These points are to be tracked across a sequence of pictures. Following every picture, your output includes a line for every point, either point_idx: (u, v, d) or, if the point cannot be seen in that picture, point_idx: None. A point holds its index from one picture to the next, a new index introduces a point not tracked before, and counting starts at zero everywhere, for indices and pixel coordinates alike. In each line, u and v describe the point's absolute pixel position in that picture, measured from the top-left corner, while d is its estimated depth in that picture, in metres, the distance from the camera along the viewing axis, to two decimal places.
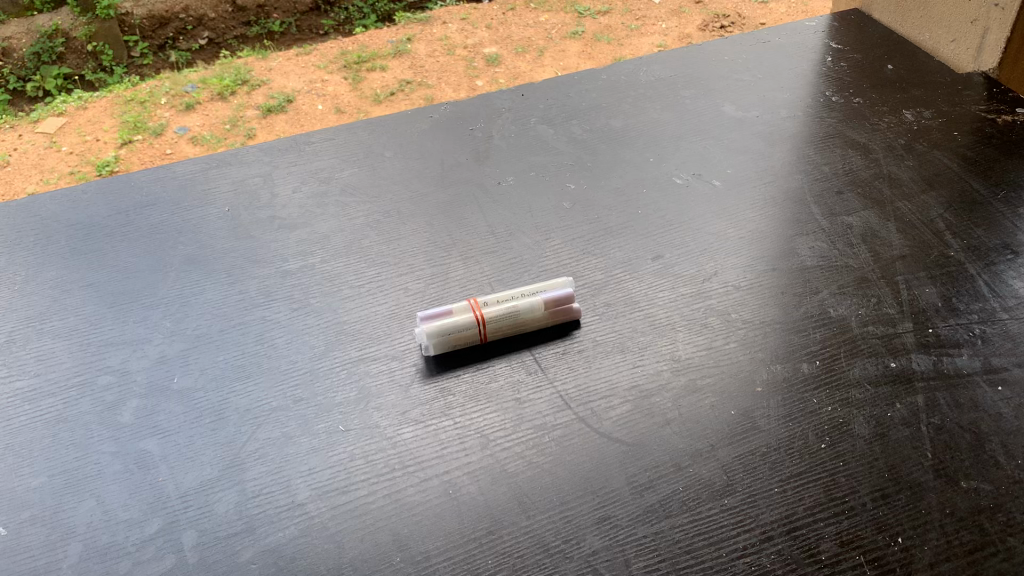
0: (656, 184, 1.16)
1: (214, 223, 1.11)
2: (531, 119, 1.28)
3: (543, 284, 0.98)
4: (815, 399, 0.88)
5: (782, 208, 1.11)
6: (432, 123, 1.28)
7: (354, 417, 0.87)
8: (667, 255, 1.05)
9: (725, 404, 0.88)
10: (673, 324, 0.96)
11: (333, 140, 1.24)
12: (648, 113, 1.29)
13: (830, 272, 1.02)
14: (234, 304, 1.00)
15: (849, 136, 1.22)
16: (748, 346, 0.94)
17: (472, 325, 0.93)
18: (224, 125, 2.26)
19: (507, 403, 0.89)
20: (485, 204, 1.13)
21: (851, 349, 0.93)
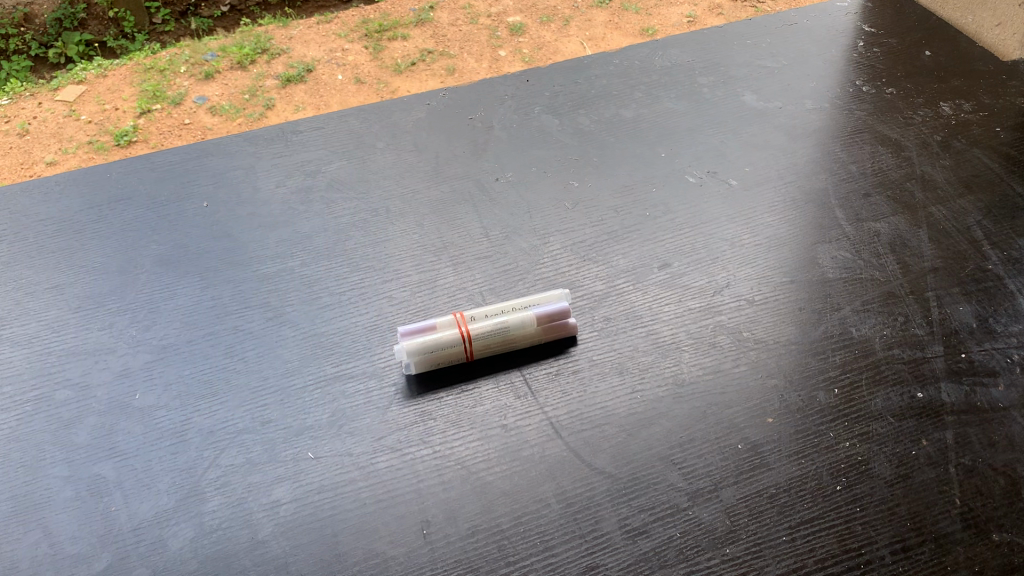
0: (667, 183, 1.07)
1: (191, 220, 1.04)
2: (535, 109, 1.19)
3: (537, 298, 0.90)
4: (832, 433, 0.80)
5: (804, 212, 1.02)
6: (429, 110, 1.19)
7: (325, 442, 0.80)
8: (675, 264, 0.96)
9: (731, 436, 0.80)
10: (677, 343, 0.88)
11: (323, 129, 1.16)
12: (663, 103, 1.20)
13: (854, 286, 0.93)
14: (205, 312, 0.93)
15: (881, 131, 1.12)
16: (760, 370, 0.85)
17: (458, 341, 0.85)
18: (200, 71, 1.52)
19: (492, 429, 0.81)
20: (481, 203, 1.05)
21: (874, 376, 0.84)
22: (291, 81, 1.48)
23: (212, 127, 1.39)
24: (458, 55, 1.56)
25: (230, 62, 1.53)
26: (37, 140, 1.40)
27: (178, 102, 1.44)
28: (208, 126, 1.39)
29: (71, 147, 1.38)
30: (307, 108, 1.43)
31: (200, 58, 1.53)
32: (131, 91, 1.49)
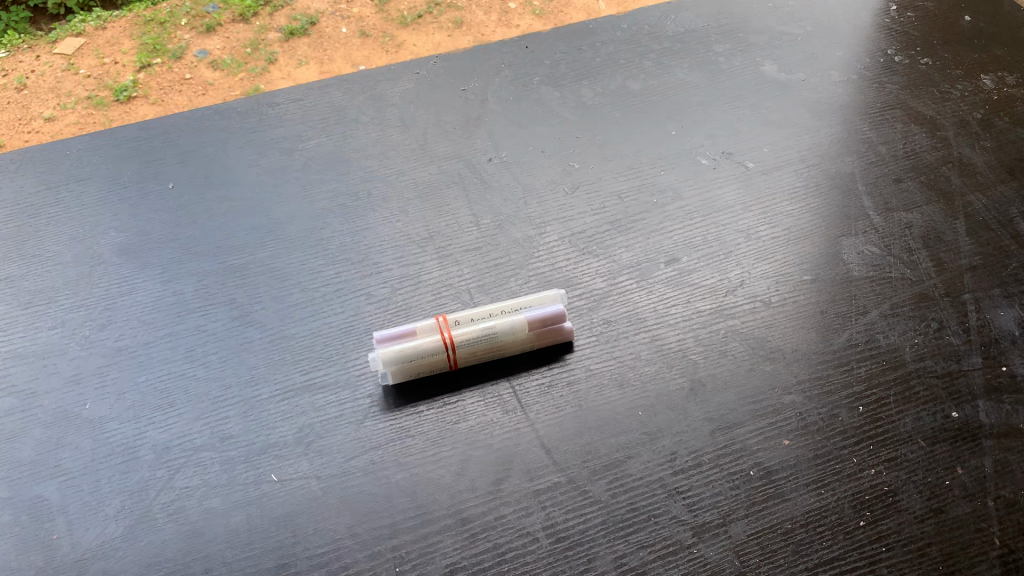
0: (677, 165, 0.97)
1: (154, 203, 0.95)
2: (534, 78, 1.09)
3: (529, 299, 0.81)
4: (856, 459, 0.71)
5: (827, 200, 0.92)
6: (418, 80, 1.09)
7: (290, 463, 0.73)
8: (683, 259, 0.87)
9: (743, 460, 0.72)
10: (684, 350, 0.80)
11: (302, 101, 1.06)
12: (675, 75, 1.09)
13: (882, 286, 0.84)
14: (165, 309, 0.85)
15: (914, 107, 1.02)
16: (776, 384, 0.77)
17: (440, 348, 0.77)
18: (203, 21, 1.37)
19: (476, 448, 0.73)
20: (473, 187, 0.95)
21: (903, 392, 0.75)
22: (294, 34, 1.35)
23: (214, 83, 1.27)
24: (466, 6, 1.41)
25: (233, 13, 1.38)
26: (34, 94, 1.27)
27: (179, 56, 1.31)
28: (210, 81, 1.27)
29: (70, 104, 1.25)
30: (309, 62, 1.30)
31: (201, 9, 1.39)
32: (130, 43, 1.34)
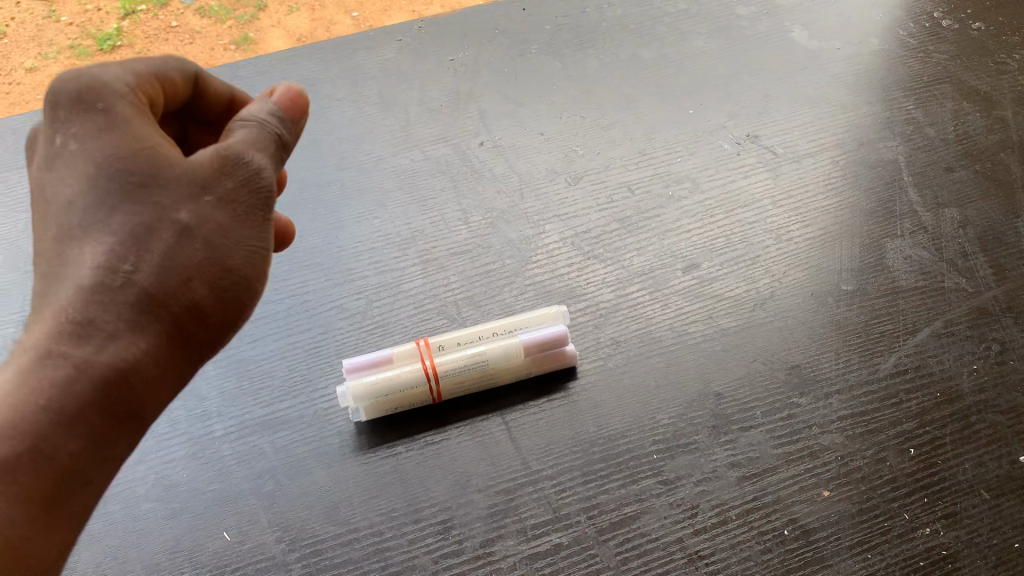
0: (696, 150, 0.85)
1: None
2: (533, 46, 0.96)
3: (526, 318, 0.70)
4: (907, 515, 0.61)
5: (868, 193, 0.80)
6: (401, 48, 0.96)
7: (246, 517, 0.62)
8: (704, 265, 0.76)
9: (776, 516, 0.61)
10: (706, 376, 0.68)
11: (268, 74, 0.93)
12: (691, 42, 0.96)
13: (933, 298, 0.72)
14: None
15: (966, 80, 0.89)
16: (812, 420, 0.66)
17: (422, 378, 0.66)
18: None
19: (462, 499, 0.63)
20: (463, 177, 0.83)
21: (961, 432, 0.65)
22: None
23: (202, 30, 1.19)
24: None
25: None
26: (14, 44, 1.17)
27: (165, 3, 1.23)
28: (197, 29, 1.19)
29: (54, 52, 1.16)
30: (302, 10, 1.25)
31: None
32: None
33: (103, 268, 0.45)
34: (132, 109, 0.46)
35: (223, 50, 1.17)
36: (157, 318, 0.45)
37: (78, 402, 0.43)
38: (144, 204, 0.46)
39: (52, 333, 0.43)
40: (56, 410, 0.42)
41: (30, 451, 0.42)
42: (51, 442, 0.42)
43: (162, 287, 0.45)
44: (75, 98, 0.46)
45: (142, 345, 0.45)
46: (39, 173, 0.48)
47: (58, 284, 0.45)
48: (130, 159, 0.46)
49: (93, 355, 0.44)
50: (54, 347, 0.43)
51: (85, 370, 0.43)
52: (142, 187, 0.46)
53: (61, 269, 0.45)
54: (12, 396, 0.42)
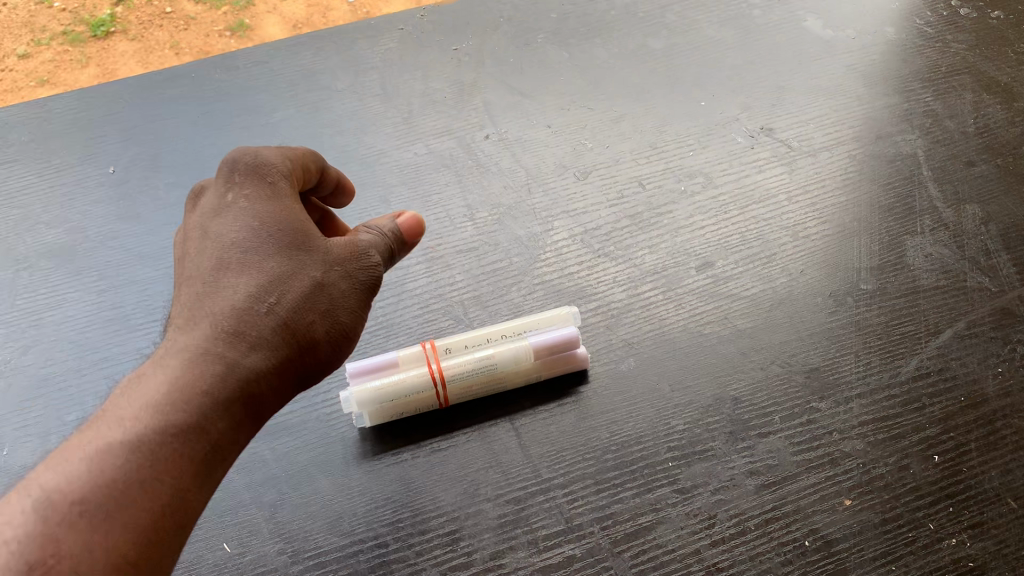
0: (709, 143, 0.82)
1: (92, 191, 0.81)
2: (539, 35, 0.93)
3: (536, 319, 0.68)
4: (933, 525, 0.59)
5: (886, 188, 0.78)
6: (403, 37, 0.93)
7: (245, 528, 0.60)
8: (718, 263, 0.73)
9: (796, 527, 0.59)
10: (722, 379, 0.66)
11: (266, 64, 0.91)
12: (702, 31, 0.94)
13: (956, 298, 0.70)
14: (102, 328, 0.71)
15: (986, 71, 0.87)
16: (833, 425, 0.63)
17: (429, 383, 0.63)
18: None
19: (471, 509, 0.60)
20: (469, 171, 0.81)
21: (987, 438, 0.63)
22: None
23: (196, 17, 1.16)
24: None
25: None
26: (4, 30, 1.13)
27: None
28: (193, 15, 1.16)
29: (45, 38, 1.13)
30: None
31: None
32: None
33: (259, 291, 0.46)
34: (285, 188, 0.50)
35: (218, 37, 1.15)
36: (294, 345, 0.46)
37: (229, 401, 0.43)
38: (293, 252, 0.48)
39: (213, 337, 0.44)
40: (211, 404, 0.42)
41: (193, 430, 0.41)
42: (208, 431, 0.42)
43: (302, 320, 0.47)
44: (253, 168, 0.49)
45: (278, 364, 0.46)
46: (189, 223, 0.50)
47: (213, 299, 0.45)
48: (289, 219, 0.49)
49: (245, 361, 0.44)
50: (217, 348, 0.44)
51: (238, 375, 0.44)
52: (297, 243, 0.48)
53: (215, 290, 0.46)
54: (180, 382, 0.42)
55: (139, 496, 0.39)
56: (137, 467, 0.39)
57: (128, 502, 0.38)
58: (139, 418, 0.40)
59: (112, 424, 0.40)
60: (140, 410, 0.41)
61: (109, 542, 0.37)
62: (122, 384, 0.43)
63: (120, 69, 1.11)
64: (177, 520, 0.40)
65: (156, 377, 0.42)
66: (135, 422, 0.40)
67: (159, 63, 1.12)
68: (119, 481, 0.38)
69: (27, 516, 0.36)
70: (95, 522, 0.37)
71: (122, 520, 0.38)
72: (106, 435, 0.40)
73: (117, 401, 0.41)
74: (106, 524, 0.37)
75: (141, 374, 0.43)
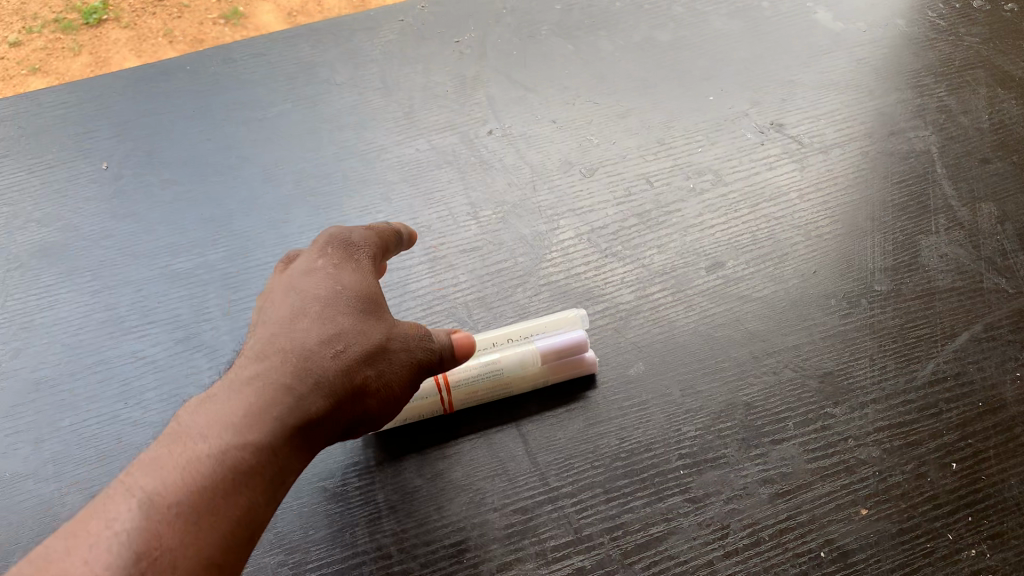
0: (718, 139, 0.80)
1: (85, 188, 0.78)
2: (543, 27, 0.91)
3: (544, 322, 0.66)
4: (951, 536, 0.57)
5: (900, 186, 0.76)
6: (404, 28, 0.91)
7: None
8: (729, 264, 0.72)
9: (812, 537, 0.57)
10: (734, 384, 0.64)
11: (264, 57, 0.88)
12: (710, 23, 0.91)
13: (973, 300, 0.68)
14: (96, 330, 0.69)
15: (1000, 65, 0.85)
16: (848, 432, 0.62)
17: (432, 390, 0.61)
18: None
19: (477, 519, 0.59)
20: (472, 168, 0.79)
21: (1006, 445, 0.61)
22: None
23: (190, 4, 1.11)
24: None
25: None
26: None
27: None
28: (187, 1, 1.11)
29: (36, 27, 1.08)
30: None
31: None
32: None
33: (332, 337, 0.48)
34: (363, 258, 0.54)
35: (213, 23, 1.10)
36: (352, 395, 0.48)
37: (294, 435, 0.45)
38: (366, 313, 0.50)
39: (287, 372, 0.45)
40: (280, 431, 0.44)
41: (264, 454, 0.42)
42: (276, 459, 0.43)
43: (364, 373, 0.48)
44: (343, 246, 0.53)
45: (335, 409, 0.47)
46: (275, 280, 0.52)
47: (289, 338, 0.47)
48: (366, 287, 0.51)
49: (312, 400, 0.45)
50: (291, 382, 0.45)
51: (305, 411, 0.45)
52: (371, 308, 0.51)
53: (290, 331, 0.47)
54: (260, 408, 0.43)
55: (220, 507, 0.39)
56: (223, 481, 0.40)
57: (211, 510, 0.39)
58: (222, 436, 0.41)
59: (196, 439, 0.41)
60: (223, 429, 0.42)
61: (201, 544, 0.38)
62: (193, 403, 0.44)
63: (113, 57, 1.05)
64: (244, 534, 0.41)
65: (235, 400, 0.43)
66: (218, 440, 0.41)
67: (153, 52, 1.06)
68: (205, 491, 0.39)
69: (130, 513, 0.37)
70: (186, 524, 0.38)
71: (205, 526, 0.38)
72: (192, 448, 0.41)
73: (200, 415, 0.43)
74: (197, 529, 0.38)
75: (216, 395, 0.44)
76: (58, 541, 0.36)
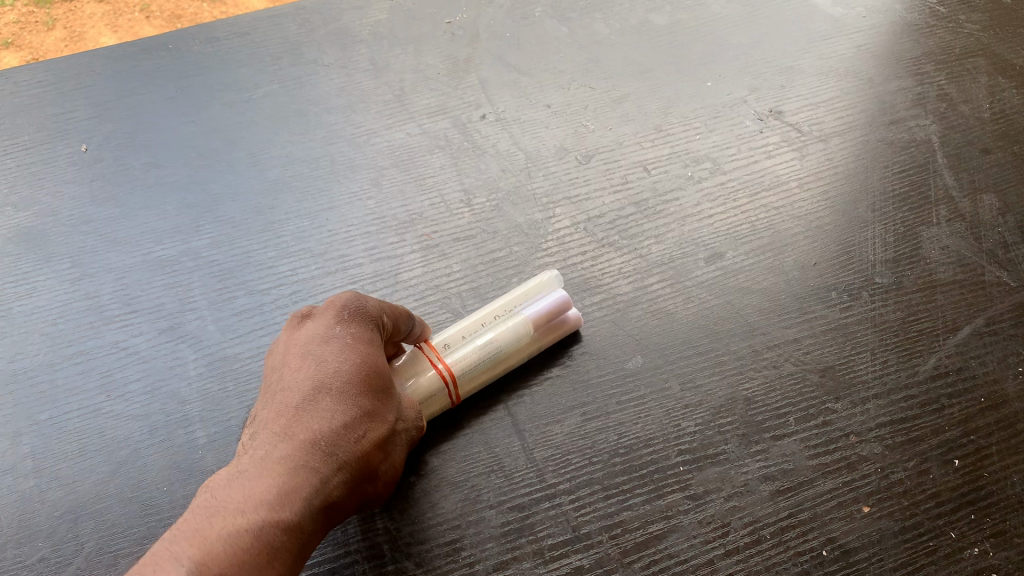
0: (716, 126, 0.79)
1: (63, 172, 0.76)
2: (536, 9, 0.89)
3: (521, 291, 0.65)
4: (954, 534, 0.56)
5: (901, 176, 0.75)
6: (394, 8, 0.88)
7: None
8: (728, 254, 0.70)
9: (814, 535, 0.56)
10: (734, 378, 0.63)
11: (249, 36, 0.86)
12: (707, 7, 0.90)
13: (974, 293, 0.68)
14: (76, 319, 0.67)
15: (1001, 53, 0.84)
16: (848, 428, 0.61)
17: (438, 384, 0.59)
18: None
19: (473, 517, 0.57)
20: (465, 153, 0.77)
21: (1009, 442, 0.60)
22: None
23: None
24: None
25: None
26: None
27: None
28: None
29: None
30: None
31: None
32: None
33: (353, 418, 0.48)
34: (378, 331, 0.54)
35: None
36: (365, 475, 0.48)
37: (318, 515, 0.45)
38: (381, 395, 0.51)
39: (313, 451, 0.45)
40: (308, 511, 0.44)
41: (295, 534, 0.42)
42: (305, 539, 0.43)
43: (374, 454, 0.49)
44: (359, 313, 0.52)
45: (352, 489, 0.47)
46: (289, 345, 0.51)
47: (312, 415, 0.47)
48: (381, 362, 0.51)
49: (334, 481, 0.46)
50: (317, 463, 0.45)
51: (328, 492, 0.45)
52: (384, 390, 0.51)
53: (312, 408, 0.47)
54: (292, 488, 0.43)
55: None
56: (263, 558, 0.40)
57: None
58: (259, 513, 0.41)
59: (234, 513, 0.41)
60: (260, 507, 0.42)
61: None
62: (220, 478, 0.44)
63: (89, 32, 1.01)
64: None
65: (265, 478, 0.43)
66: (256, 517, 0.41)
67: (129, 28, 1.02)
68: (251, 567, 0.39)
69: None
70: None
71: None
72: (231, 522, 0.40)
73: (237, 490, 0.42)
74: None
75: (246, 472, 0.44)
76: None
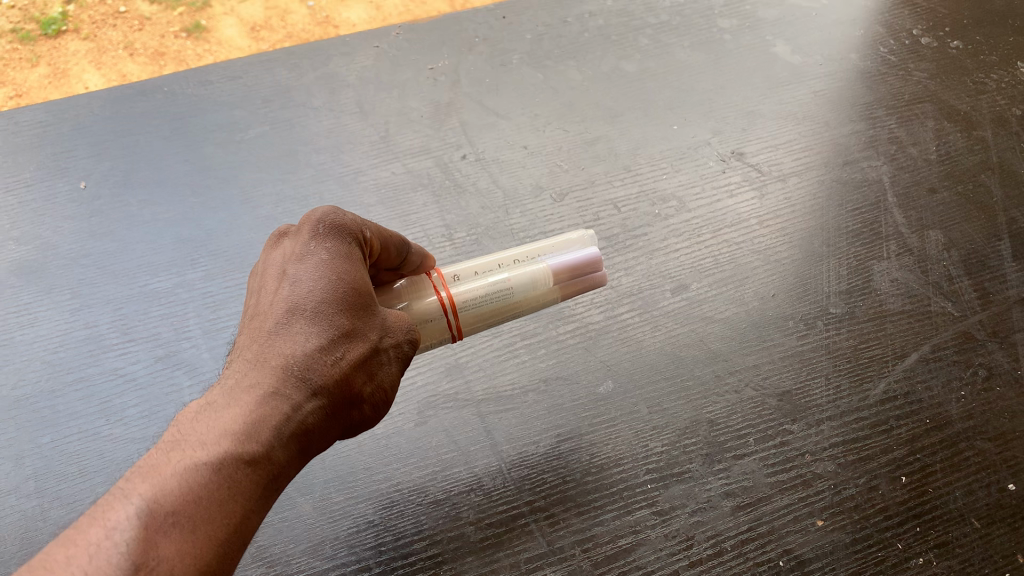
0: (682, 166, 0.84)
1: (63, 208, 0.79)
2: (513, 56, 0.94)
3: (552, 242, 0.65)
4: (901, 545, 0.60)
5: (853, 213, 0.80)
6: (379, 55, 0.93)
7: None
8: (692, 286, 0.75)
9: (772, 547, 0.60)
10: (698, 401, 0.68)
11: (241, 80, 0.90)
12: (674, 55, 0.96)
13: (919, 322, 0.73)
14: (76, 347, 0.70)
15: (947, 100, 0.90)
16: (804, 448, 0.65)
17: (437, 311, 0.58)
18: None
19: (453, 532, 0.60)
20: (448, 190, 0.81)
21: (951, 459, 0.65)
22: None
23: (151, 17, 1.11)
24: None
25: None
26: None
27: None
28: (146, 14, 1.11)
29: None
30: None
31: None
32: None
33: (328, 340, 0.46)
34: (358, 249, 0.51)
35: (175, 37, 1.09)
36: (344, 399, 0.47)
37: (291, 443, 0.44)
38: (364, 312, 0.49)
39: (282, 377, 0.44)
40: (277, 440, 0.43)
41: (262, 464, 0.42)
42: (274, 468, 0.42)
43: (355, 377, 0.47)
44: (338, 228, 0.50)
45: (331, 414, 0.46)
46: (266, 264, 0.50)
47: (285, 339, 0.45)
48: (362, 279, 0.49)
49: (306, 408, 0.44)
50: (287, 391, 0.44)
51: (300, 418, 0.44)
52: (367, 308, 0.49)
53: (284, 330, 0.46)
54: (257, 417, 0.42)
55: (217, 516, 0.39)
56: (223, 491, 0.39)
57: (209, 520, 0.38)
58: (219, 446, 0.40)
59: (194, 448, 0.40)
60: (221, 438, 0.41)
61: (200, 550, 0.37)
62: (190, 410, 0.43)
63: (72, 69, 1.04)
64: (242, 542, 0.40)
65: (231, 409, 0.42)
66: (216, 449, 0.40)
67: (113, 65, 1.06)
68: (207, 501, 0.39)
69: (129, 520, 0.36)
70: (184, 533, 0.37)
71: (203, 536, 0.38)
72: (188, 457, 0.40)
73: (199, 422, 0.42)
74: (193, 533, 0.37)
75: (214, 402, 0.43)
76: (57, 547, 0.36)
